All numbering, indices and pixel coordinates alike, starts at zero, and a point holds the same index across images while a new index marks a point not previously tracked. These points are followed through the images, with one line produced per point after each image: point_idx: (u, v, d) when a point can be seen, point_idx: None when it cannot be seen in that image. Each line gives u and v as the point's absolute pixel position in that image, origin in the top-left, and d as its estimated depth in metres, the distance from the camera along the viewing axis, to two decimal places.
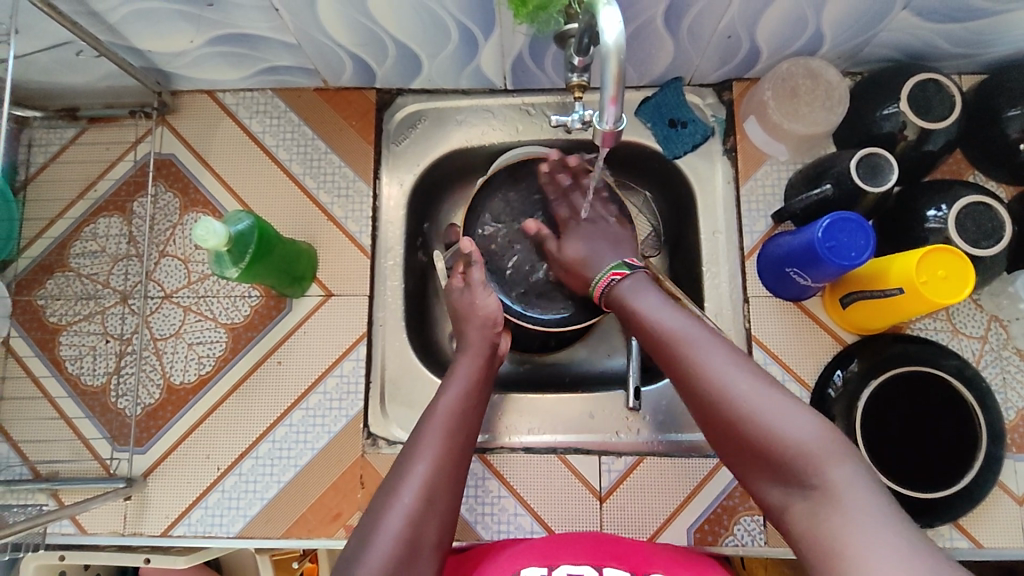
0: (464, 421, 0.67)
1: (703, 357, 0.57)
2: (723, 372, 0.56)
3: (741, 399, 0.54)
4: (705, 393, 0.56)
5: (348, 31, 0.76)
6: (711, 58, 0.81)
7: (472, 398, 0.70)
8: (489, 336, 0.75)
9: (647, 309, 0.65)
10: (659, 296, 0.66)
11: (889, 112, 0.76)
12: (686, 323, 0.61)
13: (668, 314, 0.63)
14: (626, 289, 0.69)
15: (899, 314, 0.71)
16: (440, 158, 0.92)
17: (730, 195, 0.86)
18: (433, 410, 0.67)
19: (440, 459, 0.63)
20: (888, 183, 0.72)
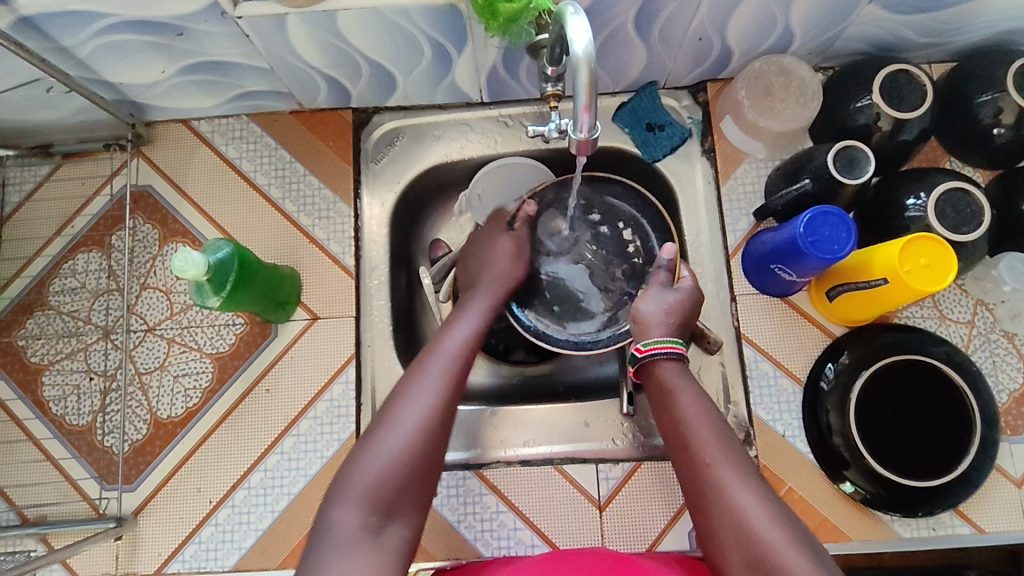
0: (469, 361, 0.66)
1: (735, 483, 0.55)
2: (754, 506, 0.53)
3: (766, 537, 0.51)
4: (734, 520, 0.53)
5: (321, 53, 0.76)
6: (684, 61, 0.82)
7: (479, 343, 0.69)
8: (500, 291, 0.77)
9: (684, 408, 0.61)
10: (701, 397, 0.62)
11: (863, 104, 0.77)
12: (721, 439, 0.58)
13: (707, 424, 0.59)
14: (671, 374, 0.64)
15: (885, 304, 0.71)
16: (420, 175, 0.92)
17: (711, 195, 0.86)
18: (438, 342, 0.66)
19: (450, 374, 0.62)
20: (866, 175, 0.72)
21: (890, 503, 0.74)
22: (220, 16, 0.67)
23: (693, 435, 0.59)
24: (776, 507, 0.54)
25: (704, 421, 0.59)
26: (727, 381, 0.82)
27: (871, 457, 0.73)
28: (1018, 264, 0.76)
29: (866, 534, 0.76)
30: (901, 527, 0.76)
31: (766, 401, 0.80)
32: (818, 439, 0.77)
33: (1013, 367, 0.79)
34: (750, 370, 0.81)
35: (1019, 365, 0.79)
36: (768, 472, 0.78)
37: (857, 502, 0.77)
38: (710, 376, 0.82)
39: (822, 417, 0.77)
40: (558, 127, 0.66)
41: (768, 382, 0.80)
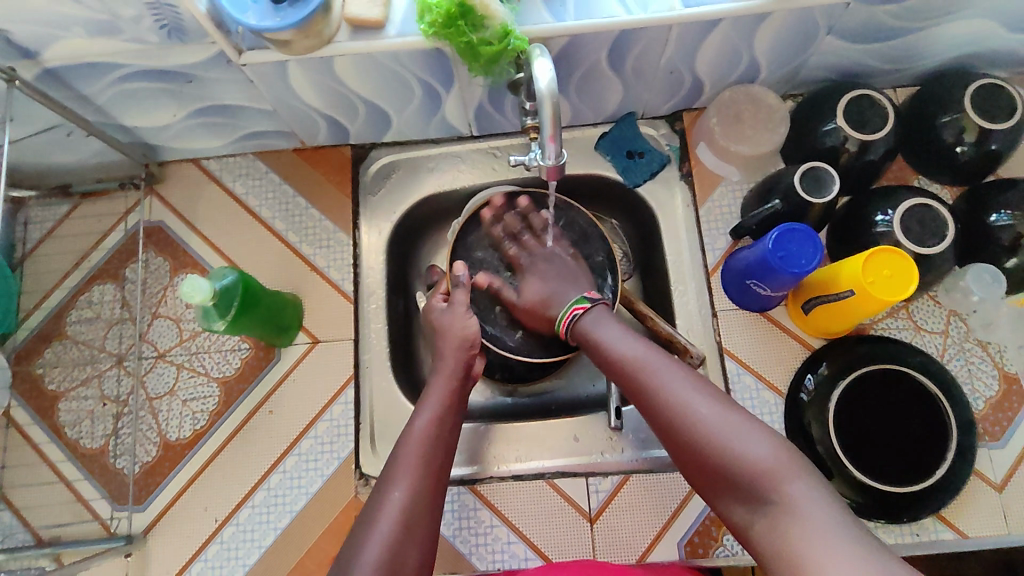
0: (438, 439, 0.69)
1: (663, 380, 0.63)
2: (682, 393, 0.61)
3: (697, 415, 0.59)
4: (669, 417, 0.61)
5: (319, 95, 0.82)
6: (659, 92, 0.87)
7: (447, 419, 0.71)
8: (462, 352, 0.77)
9: (608, 340, 0.70)
10: (620, 329, 0.71)
11: (830, 127, 0.81)
12: (643, 351, 0.66)
13: (631, 343, 0.68)
14: (591, 323, 0.73)
15: (858, 315, 0.74)
16: (415, 205, 0.97)
17: (690, 217, 0.91)
18: (404, 441, 0.68)
19: (416, 479, 0.64)
20: (831, 194, 0.77)
21: (873, 510, 0.76)
22: (227, 64, 0.74)
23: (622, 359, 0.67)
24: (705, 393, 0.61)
25: (627, 345, 0.68)
26: None
27: (851, 464, 0.75)
28: (987, 274, 0.79)
29: None
30: (887, 534, 0.78)
31: None
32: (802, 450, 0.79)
33: (988, 375, 0.81)
34: (733, 382, 0.84)
35: (994, 373, 0.81)
36: None
37: None
38: None
39: (804, 427, 0.79)
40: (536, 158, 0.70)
41: (751, 395, 0.83)
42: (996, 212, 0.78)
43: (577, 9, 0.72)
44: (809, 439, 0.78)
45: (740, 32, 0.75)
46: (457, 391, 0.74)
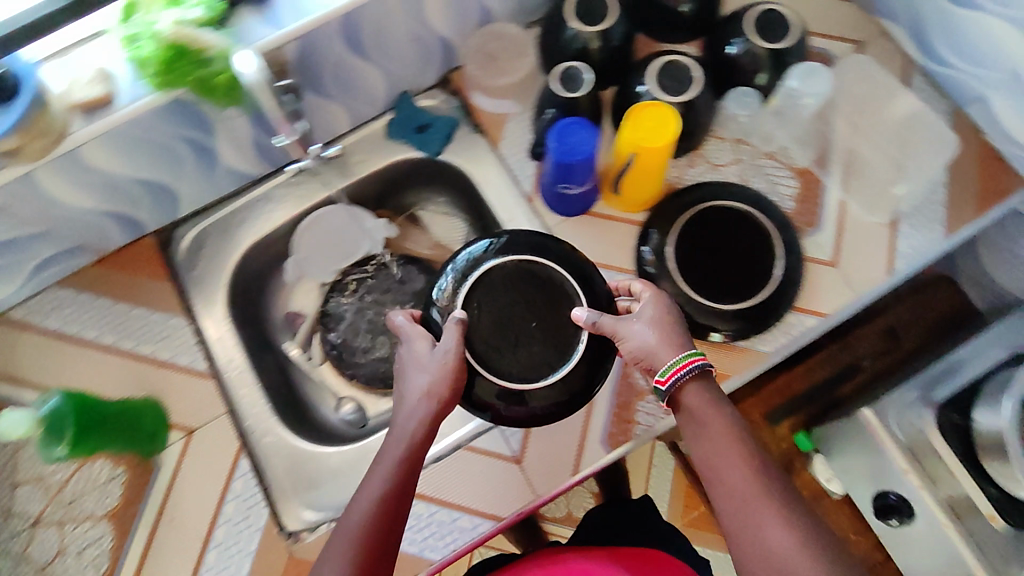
0: (372, 534, 0.60)
1: (765, 517, 0.58)
2: (787, 545, 0.57)
3: (788, 559, 0.56)
4: (766, 554, 0.57)
5: (89, 192, 0.80)
6: (415, 64, 0.90)
7: (391, 509, 0.61)
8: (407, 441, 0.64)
9: (711, 441, 0.62)
10: (738, 415, 0.63)
11: (571, 33, 0.87)
12: (744, 471, 0.61)
13: (734, 455, 0.62)
14: (693, 404, 0.64)
15: (653, 172, 0.80)
16: (241, 261, 0.94)
17: (496, 160, 0.94)
18: (347, 514, 0.62)
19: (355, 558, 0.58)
20: (584, 89, 0.83)
21: (744, 330, 0.81)
22: None
23: (724, 468, 0.61)
24: (809, 542, 0.57)
25: (732, 453, 0.62)
26: None
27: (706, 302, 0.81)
28: (743, 96, 0.88)
29: (743, 364, 0.82)
30: (765, 345, 0.83)
31: None
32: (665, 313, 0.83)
33: (787, 179, 0.89)
34: None
35: (789, 173, 0.89)
36: None
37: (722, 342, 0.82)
38: None
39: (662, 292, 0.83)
40: (284, 135, 0.80)
41: None
42: (731, 43, 0.85)
43: (290, 12, 0.75)
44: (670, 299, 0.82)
45: None
46: (399, 482, 0.63)
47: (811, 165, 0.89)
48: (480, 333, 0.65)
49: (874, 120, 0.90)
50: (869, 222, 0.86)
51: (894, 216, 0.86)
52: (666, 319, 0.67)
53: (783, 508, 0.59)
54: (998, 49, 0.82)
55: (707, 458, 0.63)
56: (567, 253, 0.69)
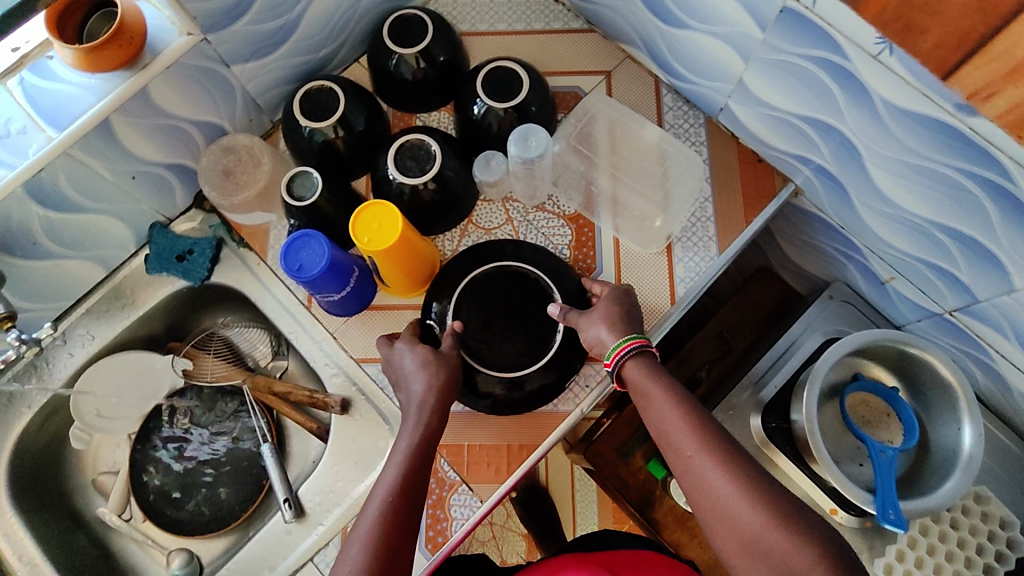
0: (402, 507, 0.65)
1: (712, 470, 0.63)
2: (732, 493, 0.61)
3: (741, 511, 0.60)
4: (721, 506, 0.61)
5: None
6: (151, 195, 0.86)
7: (417, 471, 0.68)
8: (431, 402, 0.72)
9: (658, 403, 0.68)
10: (674, 386, 0.69)
11: (307, 130, 0.84)
12: (696, 427, 0.66)
13: (675, 418, 0.67)
14: (639, 373, 0.70)
15: (402, 264, 0.77)
16: (17, 445, 0.87)
17: (267, 273, 0.89)
18: (372, 494, 0.67)
19: (373, 543, 0.63)
20: (317, 192, 0.79)
21: (538, 392, 0.79)
22: None
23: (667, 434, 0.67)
24: (747, 485, 0.61)
25: (670, 420, 0.67)
26: (375, 407, 0.84)
27: (497, 370, 0.78)
28: (490, 159, 0.86)
29: (548, 431, 0.80)
30: (566, 403, 0.81)
31: None
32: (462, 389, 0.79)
33: (560, 229, 0.87)
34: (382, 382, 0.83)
35: (562, 221, 0.87)
36: (447, 446, 0.80)
37: (521, 413, 0.80)
38: (361, 410, 0.84)
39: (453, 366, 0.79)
40: None
41: None
42: (474, 103, 0.83)
43: None
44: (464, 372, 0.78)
45: (145, 117, 0.76)
46: (427, 436, 0.71)
47: (581, 210, 0.88)
48: (467, 341, 0.79)
49: (632, 150, 0.90)
50: (646, 255, 0.85)
51: (667, 242, 0.85)
52: (614, 318, 0.74)
53: (727, 461, 0.63)
54: (721, 64, 0.80)
55: (655, 425, 0.68)
56: (538, 256, 0.84)
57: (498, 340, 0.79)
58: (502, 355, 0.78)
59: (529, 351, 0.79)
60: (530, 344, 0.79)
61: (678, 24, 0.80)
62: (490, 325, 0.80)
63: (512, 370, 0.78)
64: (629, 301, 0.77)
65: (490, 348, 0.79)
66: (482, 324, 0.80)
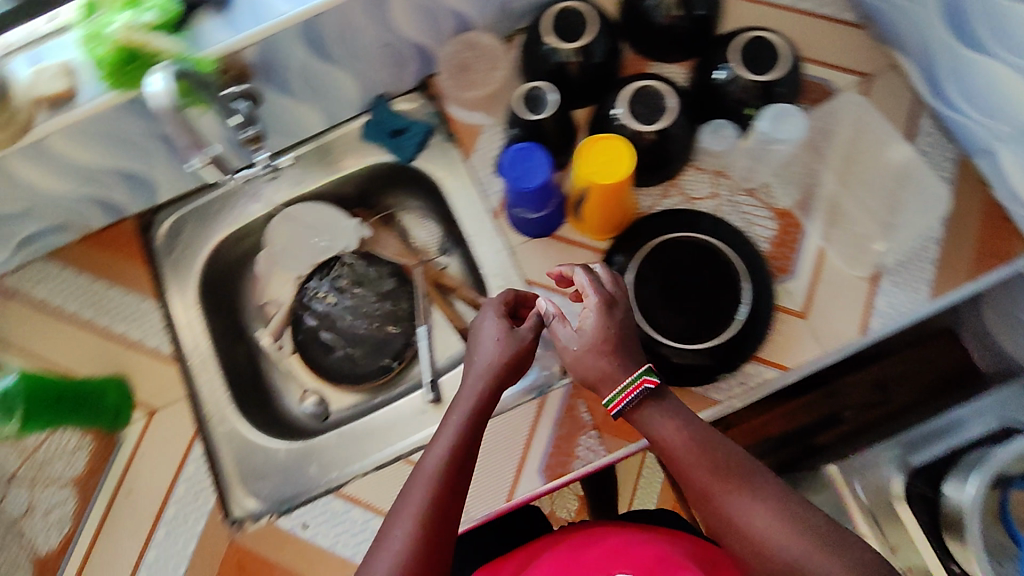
0: (454, 490, 0.60)
1: (746, 505, 0.58)
2: (771, 529, 0.57)
3: (783, 547, 0.56)
4: (760, 545, 0.57)
5: (62, 177, 0.83)
6: (388, 66, 0.90)
7: (465, 456, 0.62)
8: (492, 383, 0.67)
9: (677, 446, 0.62)
10: (674, 420, 0.63)
11: (550, 47, 0.85)
12: (736, 457, 0.61)
13: (700, 461, 0.60)
14: (654, 415, 0.63)
15: (611, 206, 0.78)
16: (215, 250, 0.98)
17: (467, 171, 0.93)
18: (415, 475, 0.61)
19: (421, 523, 0.57)
20: (549, 112, 0.80)
21: (684, 369, 0.76)
22: None
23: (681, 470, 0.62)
24: (788, 517, 0.57)
25: (682, 457, 0.61)
26: None
27: (652, 330, 0.77)
28: (721, 128, 0.84)
29: (690, 412, 0.78)
30: (717, 393, 0.77)
31: None
32: None
33: (765, 220, 0.83)
34: None
35: (769, 214, 0.83)
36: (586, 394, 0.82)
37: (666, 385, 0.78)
38: None
39: None
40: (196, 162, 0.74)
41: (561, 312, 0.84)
42: (720, 67, 0.81)
43: (248, 18, 0.76)
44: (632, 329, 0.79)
45: None
46: (479, 418, 0.65)
47: (793, 208, 0.83)
48: (644, 298, 0.79)
49: (866, 163, 0.84)
50: (849, 277, 0.80)
51: (875, 271, 0.79)
52: (603, 345, 0.65)
53: (760, 491, 0.59)
54: (1010, 103, 0.72)
55: (670, 469, 0.63)
56: (737, 240, 0.82)
57: (675, 306, 0.78)
58: (673, 320, 0.77)
59: (703, 325, 0.77)
60: (707, 320, 0.78)
61: (977, 47, 0.73)
62: (670, 290, 0.79)
63: (680, 336, 0.77)
64: (626, 334, 0.66)
65: (664, 309, 0.78)
66: (656, 286, 0.79)
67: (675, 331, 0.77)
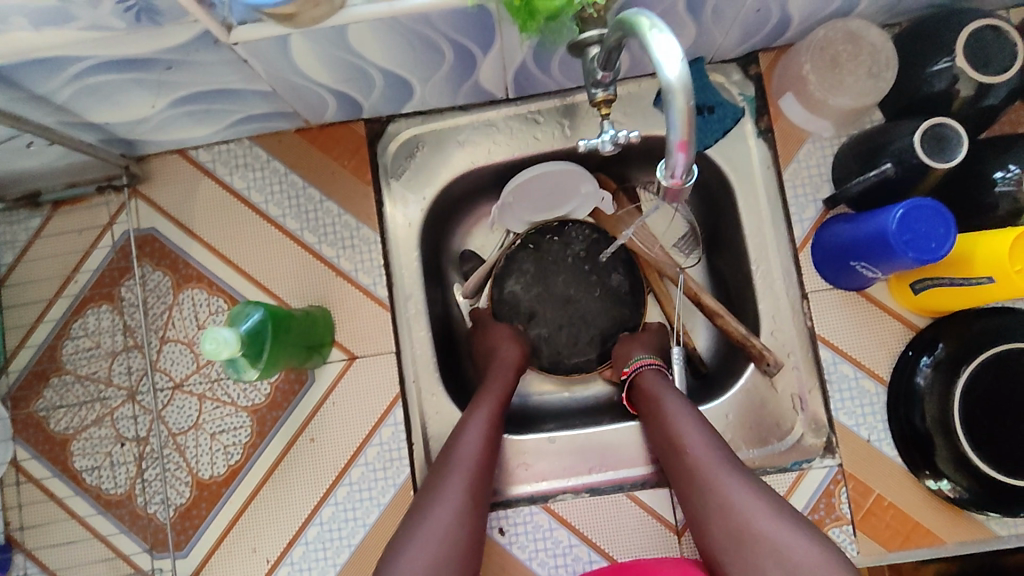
0: (490, 443, 0.67)
1: (724, 476, 0.58)
2: (745, 499, 0.55)
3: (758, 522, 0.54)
4: (731, 514, 0.55)
5: (329, 69, 0.65)
6: (735, 33, 0.72)
7: (495, 421, 0.69)
8: (507, 373, 0.75)
9: (672, 409, 0.66)
10: (683, 396, 0.68)
11: (940, 67, 0.69)
12: (698, 439, 0.62)
13: (689, 426, 0.63)
14: (649, 382, 0.72)
15: (981, 300, 0.65)
16: (446, 185, 0.82)
17: (772, 182, 0.78)
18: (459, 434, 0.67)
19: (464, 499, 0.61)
20: (960, 156, 0.63)
21: (983, 500, 0.70)
22: (214, 44, 0.56)
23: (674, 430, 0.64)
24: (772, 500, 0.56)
25: (680, 416, 0.65)
26: (805, 385, 0.76)
27: (972, 453, 0.68)
28: None
29: (963, 536, 0.73)
30: (998, 525, 0.74)
31: (847, 405, 0.75)
32: (906, 433, 0.73)
33: None
34: (828, 373, 0.76)
35: None
36: (855, 479, 0.74)
37: (949, 503, 0.73)
38: (786, 380, 0.77)
39: (919, 422, 0.71)
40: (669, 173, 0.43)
41: (848, 385, 0.75)
42: None
43: None
44: (933, 442, 0.70)
45: None
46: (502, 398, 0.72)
47: None
48: (964, 414, 0.68)
49: None
50: None
51: None
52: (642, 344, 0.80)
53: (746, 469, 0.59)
54: None
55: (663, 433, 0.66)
56: None
57: (995, 432, 0.68)
58: (987, 447, 0.68)
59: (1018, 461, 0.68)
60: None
61: None
62: (995, 412, 0.68)
63: (989, 469, 0.68)
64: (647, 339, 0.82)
65: (981, 434, 0.68)
66: (983, 400, 0.69)
67: (987, 462, 0.68)
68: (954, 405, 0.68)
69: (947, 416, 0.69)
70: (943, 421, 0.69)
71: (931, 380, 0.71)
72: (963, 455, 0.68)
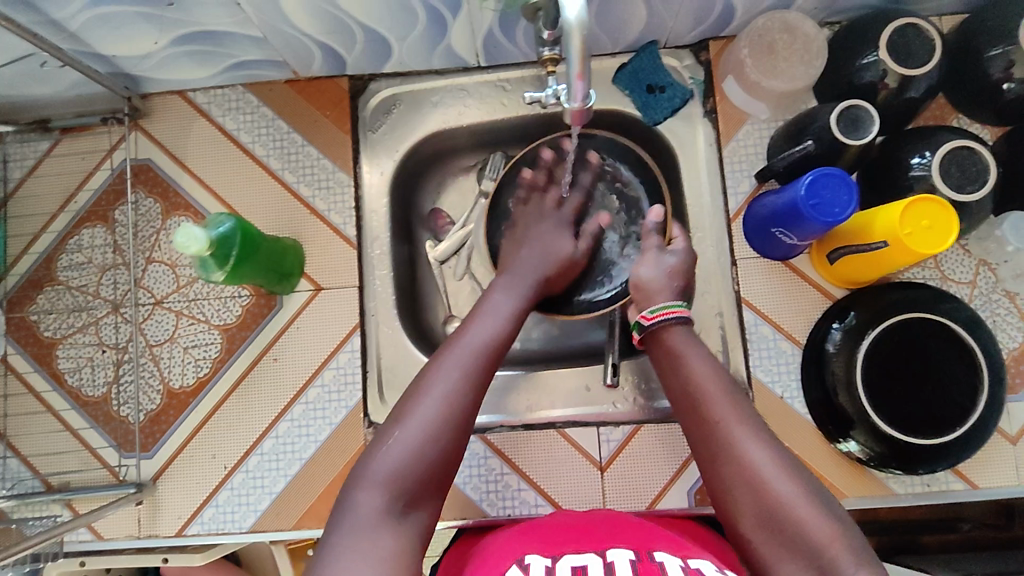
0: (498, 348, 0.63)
1: (745, 442, 0.56)
2: (767, 467, 0.54)
3: (778, 488, 0.53)
4: (749, 480, 0.54)
5: (312, 19, 0.73)
6: (684, 19, 0.79)
7: (508, 326, 0.65)
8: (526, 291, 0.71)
9: (696, 370, 0.61)
10: (711, 357, 0.62)
11: (868, 61, 0.74)
12: (720, 403, 0.59)
13: (711, 387, 0.60)
14: (675, 338, 0.65)
15: (886, 265, 0.71)
16: (419, 142, 0.90)
17: (712, 158, 0.86)
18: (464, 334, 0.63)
19: (458, 393, 0.57)
20: (869, 136, 0.71)
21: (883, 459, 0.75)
22: None
23: (702, 395, 0.60)
24: (791, 469, 0.55)
25: (711, 381, 0.60)
26: (728, 344, 0.83)
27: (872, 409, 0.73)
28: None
29: (862, 491, 0.79)
30: (897, 484, 0.79)
31: (765, 363, 0.82)
32: (817, 393, 0.78)
33: (1014, 327, 0.80)
34: (750, 334, 0.83)
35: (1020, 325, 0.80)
36: None
37: (851, 460, 0.79)
38: (711, 338, 0.84)
39: (830, 381, 0.76)
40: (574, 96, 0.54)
41: (768, 345, 0.82)
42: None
43: None
44: (837, 400, 0.75)
45: None
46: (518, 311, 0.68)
47: None
48: (866, 374, 0.74)
49: None
50: None
51: None
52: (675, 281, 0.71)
53: (768, 432, 0.57)
54: None
55: (684, 390, 0.61)
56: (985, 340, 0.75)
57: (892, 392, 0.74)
58: (885, 407, 0.73)
59: (914, 423, 0.73)
60: (921, 419, 0.73)
61: None
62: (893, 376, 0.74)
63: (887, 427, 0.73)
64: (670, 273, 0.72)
65: (879, 394, 0.74)
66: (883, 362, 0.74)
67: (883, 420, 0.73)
68: (857, 365, 0.74)
69: (851, 375, 0.74)
70: (848, 377, 0.74)
71: (839, 344, 0.76)
72: (862, 411, 0.73)
